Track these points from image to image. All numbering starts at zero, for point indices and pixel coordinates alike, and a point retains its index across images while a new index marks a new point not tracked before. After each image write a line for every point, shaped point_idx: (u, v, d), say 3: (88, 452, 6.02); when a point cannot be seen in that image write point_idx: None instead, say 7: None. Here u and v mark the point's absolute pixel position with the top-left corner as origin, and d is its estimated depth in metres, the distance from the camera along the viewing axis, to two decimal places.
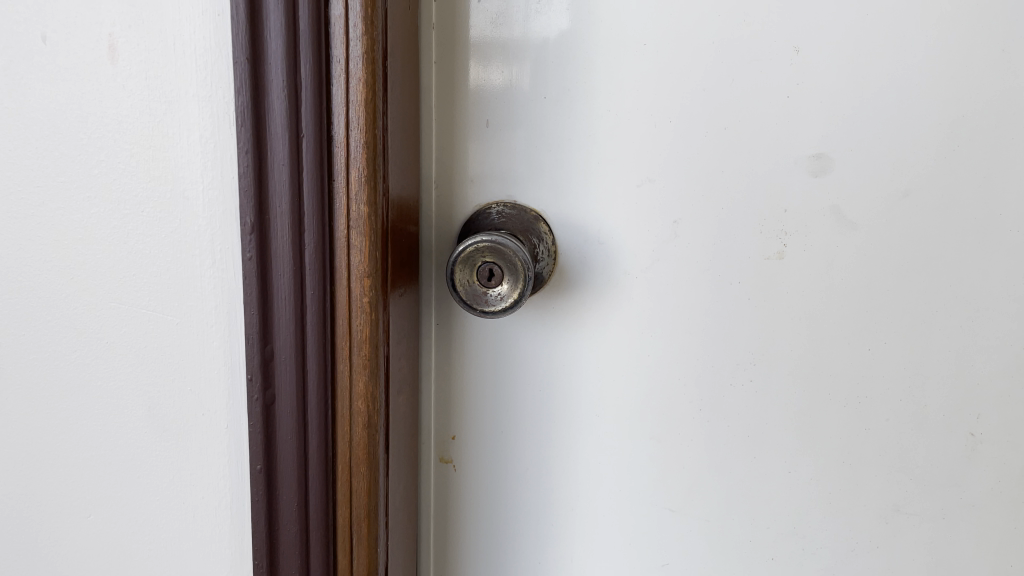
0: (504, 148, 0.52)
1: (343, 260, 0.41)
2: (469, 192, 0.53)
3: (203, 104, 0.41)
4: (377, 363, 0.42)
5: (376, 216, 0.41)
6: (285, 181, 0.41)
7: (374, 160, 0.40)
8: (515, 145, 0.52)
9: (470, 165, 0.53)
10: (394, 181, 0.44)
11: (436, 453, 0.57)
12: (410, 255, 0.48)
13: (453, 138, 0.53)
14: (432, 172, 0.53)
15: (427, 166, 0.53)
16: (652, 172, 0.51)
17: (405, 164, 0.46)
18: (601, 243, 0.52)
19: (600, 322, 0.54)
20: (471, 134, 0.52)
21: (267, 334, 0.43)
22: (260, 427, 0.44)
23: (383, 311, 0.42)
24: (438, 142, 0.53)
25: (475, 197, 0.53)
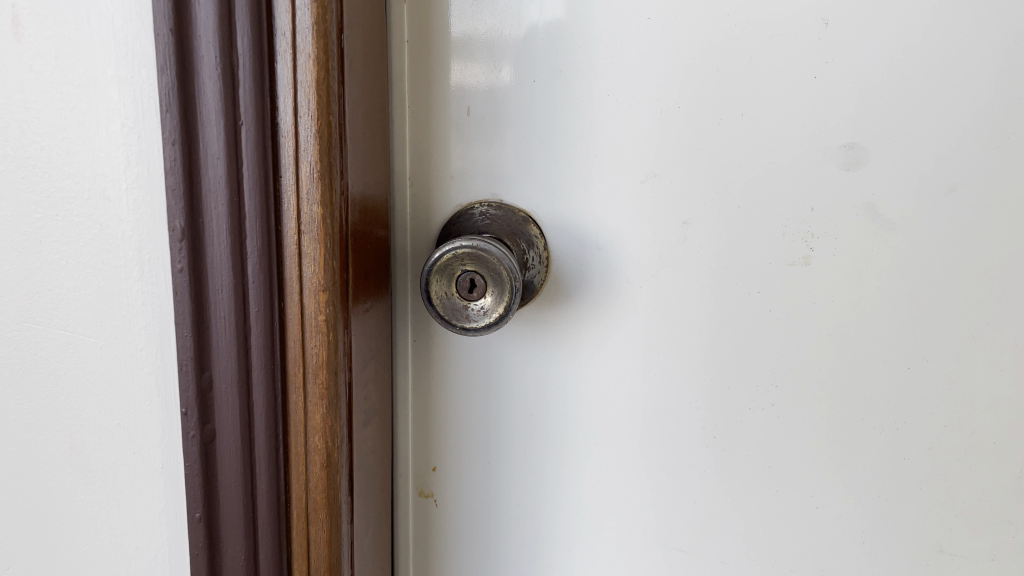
0: (488, 140, 0.45)
1: (294, 271, 0.35)
2: (449, 190, 0.46)
3: (124, 88, 0.35)
4: (336, 389, 0.37)
5: (331, 217, 0.35)
6: (221, 177, 0.34)
7: (328, 152, 0.34)
8: (500, 136, 0.45)
9: (450, 160, 0.46)
10: (357, 177, 0.37)
11: (414, 487, 0.51)
12: (379, 263, 0.42)
13: (430, 130, 0.46)
14: (407, 168, 0.46)
15: (402, 161, 0.46)
16: (659, 166, 0.44)
17: (371, 158, 0.40)
18: (601, 249, 0.46)
19: (601, 339, 0.47)
20: (450, 124, 0.46)
21: (204, 359, 0.36)
22: (199, 469, 0.37)
23: (343, 331, 0.36)
24: (413, 135, 0.46)
25: (456, 195, 0.46)
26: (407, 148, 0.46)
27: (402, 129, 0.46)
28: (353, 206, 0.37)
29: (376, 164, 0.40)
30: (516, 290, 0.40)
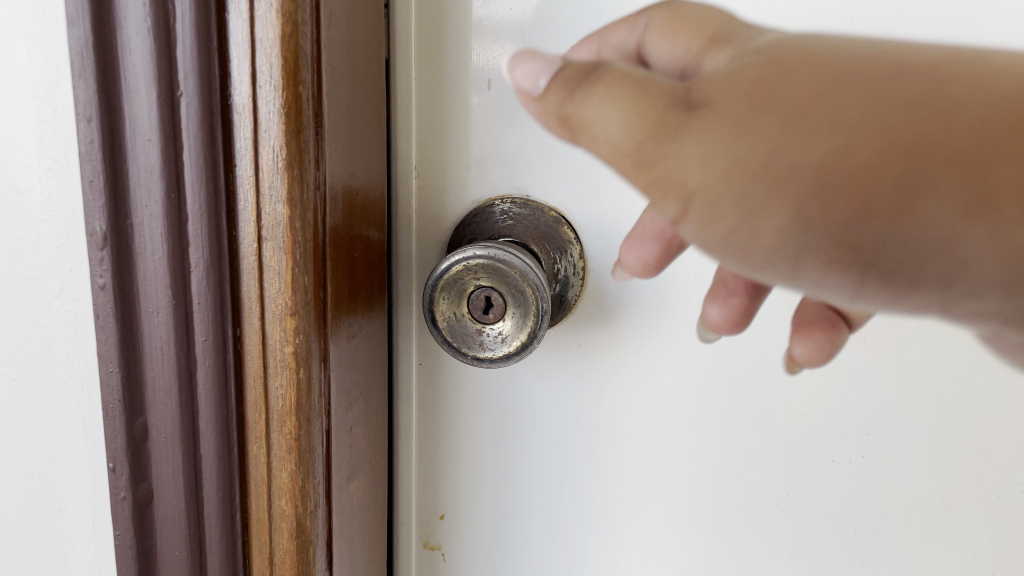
0: (514, 119, 0.36)
1: (252, 291, 0.27)
2: (463, 180, 0.37)
3: (33, 47, 0.27)
4: (309, 437, 0.29)
5: (302, 219, 0.27)
6: (153, 167, 0.26)
7: (298, 136, 0.26)
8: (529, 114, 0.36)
9: (467, 144, 0.37)
10: (341, 165, 0.29)
11: (418, 537, 0.42)
12: (374, 272, 0.33)
13: (443, 107, 0.36)
14: (414, 154, 0.37)
15: (406, 146, 0.37)
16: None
17: (360, 140, 0.31)
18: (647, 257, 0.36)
19: (648, 370, 0.38)
20: (468, 101, 0.36)
21: (135, 400, 0.28)
22: (132, 539, 0.29)
23: (320, 364, 0.29)
24: (419, 112, 0.37)
25: (473, 189, 0.37)
26: (413, 129, 0.37)
27: (404, 107, 0.36)
28: (335, 205, 0.29)
29: (370, 149, 0.32)
30: (545, 313, 0.31)
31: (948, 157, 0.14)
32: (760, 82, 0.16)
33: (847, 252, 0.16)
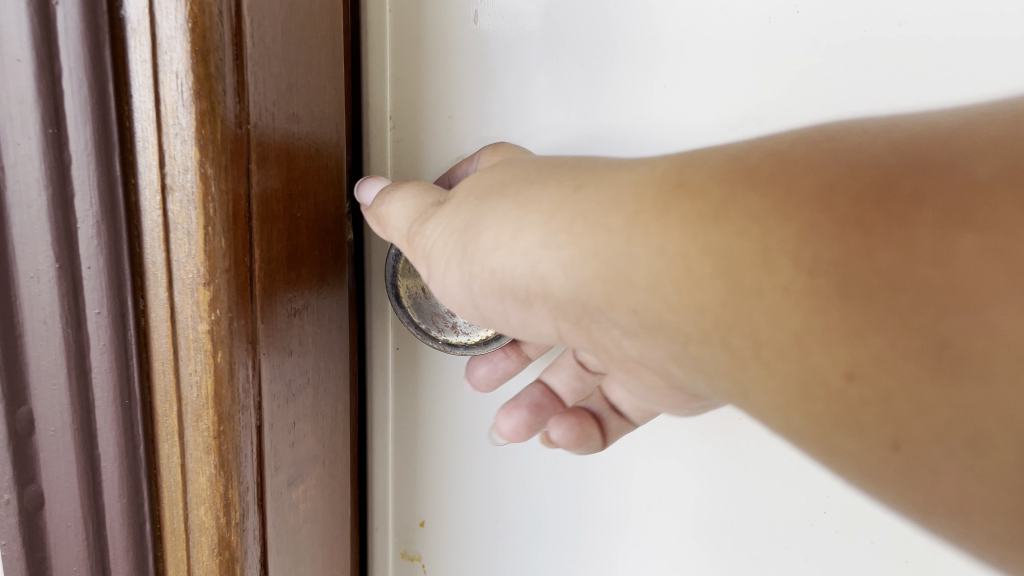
0: (509, 63, 0.32)
1: (157, 254, 0.22)
2: (448, 132, 0.33)
3: None
4: (234, 435, 0.24)
5: (218, 164, 0.22)
6: (26, 95, 0.21)
7: (207, 59, 0.21)
8: (524, 59, 0.31)
9: (456, 92, 0.32)
10: (279, 103, 0.24)
11: (396, 545, 0.37)
12: (327, 237, 0.28)
13: (420, 50, 0.32)
14: (389, 100, 0.33)
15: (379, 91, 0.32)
16: (762, 104, 0.30)
17: (308, 73, 0.25)
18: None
19: None
20: (448, 42, 0.32)
21: (20, 382, 0.23)
22: (24, 551, 0.25)
23: (245, 346, 0.24)
24: (395, 52, 0.32)
25: (459, 145, 0.33)
26: (386, 76, 0.32)
27: (377, 49, 0.32)
28: (268, 151, 0.24)
29: (318, 83, 0.26)
30: None
31: (544, 217, 0.22)
32: (486, 186, 0.24)
33: (488, 278, 0.23)
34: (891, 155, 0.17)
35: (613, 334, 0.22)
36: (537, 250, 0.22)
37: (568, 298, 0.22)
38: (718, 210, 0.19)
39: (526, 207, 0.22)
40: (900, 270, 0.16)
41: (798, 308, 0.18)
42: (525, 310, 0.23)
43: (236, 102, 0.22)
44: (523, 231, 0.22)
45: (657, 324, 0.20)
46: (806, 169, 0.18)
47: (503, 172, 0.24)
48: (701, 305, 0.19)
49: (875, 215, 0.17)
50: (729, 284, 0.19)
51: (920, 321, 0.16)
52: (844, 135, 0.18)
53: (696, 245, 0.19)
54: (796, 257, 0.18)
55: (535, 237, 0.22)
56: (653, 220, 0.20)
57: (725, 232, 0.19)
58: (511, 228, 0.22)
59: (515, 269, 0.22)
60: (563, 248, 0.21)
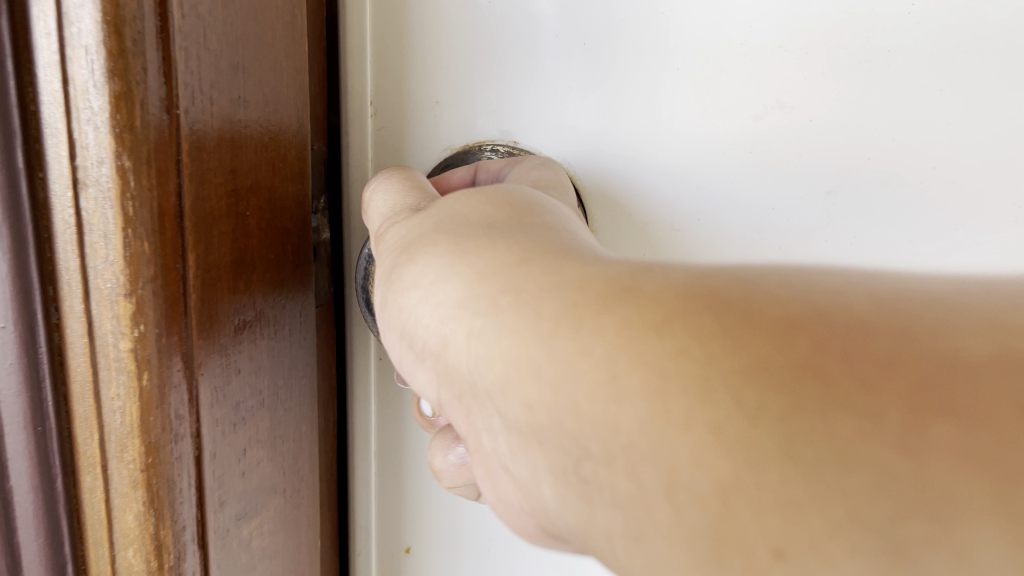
0: (502, 44, 0.30)
1: (71, 261, 0.19)
2: (435, 120, 0.31)
3: None
4: (166, 469, 0.21)
5: (136, 155, 0.19)
6: None
7: (122, 33, 0.18)
8: (518, 42, 0.29)
9: (444, 75, 0.30)
10: (221, 83, 0.21)
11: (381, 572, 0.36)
12: (287, 235, 0.24)
13: (406, 35, 0.30)
14: (369, 88, 0.31)
15: (358, 77, 0.30)
16: (786, 91, 0.28)
17: (264, 49, 0.22)
18: (649, 224, 0.31)
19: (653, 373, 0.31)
20: (435, 28, 0.30)
21: None
22: None
23: (177, 368, 0.20)
24: (373, 36, 0.30)
25: (448, 131, 0.31)
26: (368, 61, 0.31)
27: (358, 32, 0.30)
28: (206, 140, 0.20)
29: (272, 61, 0.23)
30: None
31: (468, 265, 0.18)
32: (441, 222, 0.20)
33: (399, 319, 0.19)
34: (878, 316, 0.12)
35: (496, 436, 0.17)
36: (449, 302, 0.18)
37: (460, 376, 0.18)
38: (664, 323, 0.14)
39: (469, 250, 0.18)
40: (854, 446, 0.11)
41: (719, 449, 0.12)
42: (415, 364, 0.20)
43: (163, 82, 0.19)
44: (450, 279, 0.18)
45: (540, 435, 0.16)
46: (775, 308, 0.13)
47: (483, 207, 0.20)
48: (584, 416, 0.14)
49: (835, 362, 0.12)
50: (651, 408, 0.13)
51: (868, 514, 0.11)
52: (822, 277, 0.14)
53: (627, 358, 0.14)
54: (736, 391, 0.12)
55: (456, 290, 0.18)
56: (580, 318, 0.15)
57: (660, 349, 0.14)
58: (434, 274, 0.19)
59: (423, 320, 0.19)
60: (479, 319, 0.17)
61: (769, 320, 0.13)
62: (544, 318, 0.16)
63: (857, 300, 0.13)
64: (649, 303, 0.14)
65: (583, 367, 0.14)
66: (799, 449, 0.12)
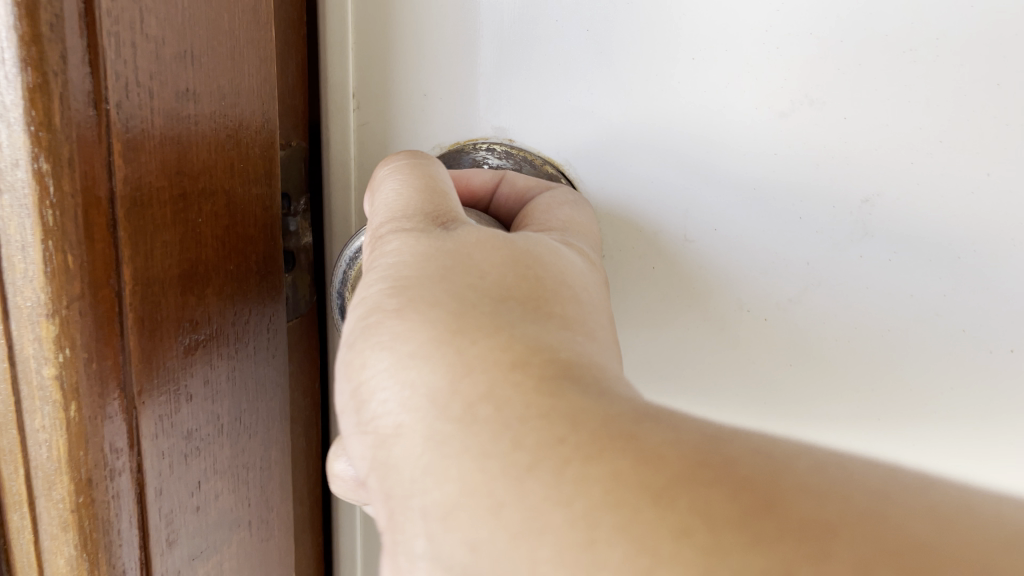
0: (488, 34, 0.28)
1: None
2: (421, 113, 0.30)
3: None
4: (103, 509, 0.18)
5: (54, 156, 0.16)
6: None
7: (38, 20, 0.15)
8: (510, 35, 0.27)
9: (432, 67, 0.29)
10: (164, 73, 0.18)
11: None
12: (251, 243, 0.22)
13: (388, 22, 0.29)
14: (350, 78, 0.30)
15: (338, 67, 0.29)
16: (816, 85, 0.25)
17: (221, 31, 0.20)
18: (659, 233, 0.28)
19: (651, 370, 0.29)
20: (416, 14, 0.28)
21: None
22: None
23: (113, 399, 0.18)
24: (357, 23, 0.29)
25: (436, 128, 0.30)
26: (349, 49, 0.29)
27: (337, 18, 0.29)
28: (148, 139, 0.18)
29: (229, 50, 0.20)
30: None
31: (471, 328, 0.15)
32: (444, 267, 0.17)
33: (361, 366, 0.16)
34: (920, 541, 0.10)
35: (415, 569, 0.15)
36: (423, 391, 0.15)
37: (397, 485, 0.15)
38: (661, 490, 0.12)
39: (471, 330, 0.15)
40: None
41: None
42: (353, 430, 0.16)
43: (88, 73, 0.16)
44: (435, 361, 0.15)
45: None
46: (799, 503, 0.11)
47: (500, 276, 0.18)
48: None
49: None
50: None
51: None
52: (858, 474, 0.12)
53: (611, 524, 0.12)
54: None
55: (435, 378, 0.15)
56: (564, 459, 0.13)
57: (654, 526, 0.12)
58: (425, 334, 0.16)
59: (383, 395, 0.15)
60: (473, 412, 0.14)
61: (792, 522, 0.11)
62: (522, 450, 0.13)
63: (893, 509, 0.11)
64: (649, 458, 0.12)
65: (559, 520, 0.12)
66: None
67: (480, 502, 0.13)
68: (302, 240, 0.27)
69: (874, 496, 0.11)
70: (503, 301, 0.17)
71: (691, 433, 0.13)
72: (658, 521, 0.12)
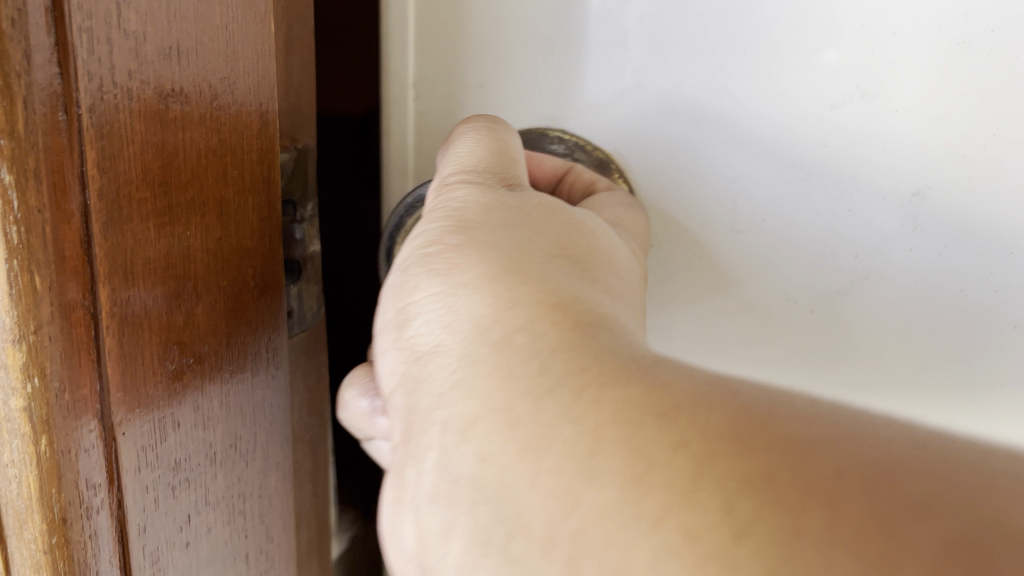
0: (546, 27, 0.30)
1: None
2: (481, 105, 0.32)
3: None
4: (79, 552, 0.17)
5: (18, 166, 0.14)
6: None
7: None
8: (571, 33, 0.30)
9: (478, 59, 0.32)
10: (145, 72, 0.16)
11: None
12: (255, 248, 0.20)
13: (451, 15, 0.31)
14: (409, 66, 0.33)
15: (399, 57, 0.32)
16: (867, 78, 0.27)
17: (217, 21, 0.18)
18: (707, 224, 0.31)
19: (701, 327, 0.32)
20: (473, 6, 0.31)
21: None
22: None
23: (89, 427, 0.16)
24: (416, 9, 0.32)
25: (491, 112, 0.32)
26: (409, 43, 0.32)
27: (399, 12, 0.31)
28: (128, 144, 0.16)
29: (220, 41, 0.18)
30: None
31: (520, 270, 0.19)
32: (498, 220, 0.21)
33: (414, 283, 0.20)
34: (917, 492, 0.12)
35: (419, 476, 0.18)
36: (466, 317, 0.18)
37: (425, 394, 0.18)
38: (666, 412, 0.15)
39: (515, 272, 0.19)
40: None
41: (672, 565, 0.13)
42: (389, 346, 0.20)
43: (56, 72, 0.15)
44: (480, 293, 0.18)
45: (477, 491, 0.16)
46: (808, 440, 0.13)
47: (546, 237, 0.21)
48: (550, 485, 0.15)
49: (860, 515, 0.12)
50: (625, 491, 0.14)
51: None
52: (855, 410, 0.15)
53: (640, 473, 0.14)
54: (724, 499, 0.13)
55: (477, 306, 0.18)
56: (583, 385, 0.16)
57: (657, 437, 0.14)
58: (478, 268, 0.19)
59: (427, 316, 0.19)
60: (513, 332, 0.17)
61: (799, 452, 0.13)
62: (548, 374, 0.16)
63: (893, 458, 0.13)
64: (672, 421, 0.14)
65: (603, 469, 0.14)
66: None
67: (500, 416, 0.16)
68: (309, 247, 0.25)
69: (840, 421, 0.14)
70: (544, 256, 0.20)
71: (712, 379, 0.16)
72: (676, 453, 0.14)
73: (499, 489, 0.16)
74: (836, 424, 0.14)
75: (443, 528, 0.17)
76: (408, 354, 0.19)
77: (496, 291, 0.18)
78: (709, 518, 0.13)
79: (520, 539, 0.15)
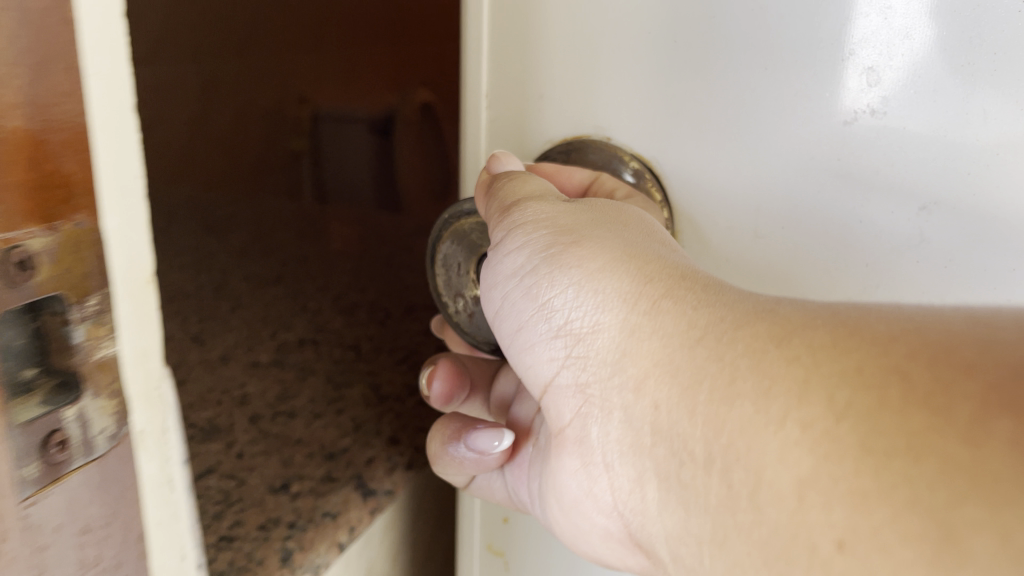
0: (568, 47, 0.36)
1: None
2: (536, 115, 0.38)
3: None
4: None
5: None
6: None
7: None
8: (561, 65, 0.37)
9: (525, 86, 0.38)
10: None
11: (482, 538, 0.43)
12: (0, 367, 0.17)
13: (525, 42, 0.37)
14: (484, 85, 0.38)
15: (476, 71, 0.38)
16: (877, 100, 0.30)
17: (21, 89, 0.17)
18: (734, 225, 0.35)
19: (740, 270, 0.36)
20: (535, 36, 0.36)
21: None
22: None
23: None
24: (491, 38, 0.37)
25: (548, 126, 0.38)
26: (482, 56, 0.38)
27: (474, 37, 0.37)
28: None
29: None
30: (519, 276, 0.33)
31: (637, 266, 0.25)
32: (592, 219, 0.28)
33: (552, 276, 0.27)
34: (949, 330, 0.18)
35: (609, 434, 0.25)
36: (610, 298, 0.25)
37: (598, 362, 0.26)
38: (781, 339, 0.21)
39: (634, 256, 0.26)
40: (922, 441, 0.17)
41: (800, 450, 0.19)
42: (548, 333, 0.28)
43: None
44: (616, 274, 0.25)
45: (657, 432, 0.23)
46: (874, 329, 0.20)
47: (634, 227, 0.28)
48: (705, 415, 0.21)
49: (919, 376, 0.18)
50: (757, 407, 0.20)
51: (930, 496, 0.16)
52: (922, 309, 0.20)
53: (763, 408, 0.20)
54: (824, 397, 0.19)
55: (617, 284, 0.25)
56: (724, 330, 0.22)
57: (777, 357, 0.21)
58: (602, 259, 0.26)
59: (571, 306, 0.26)
60: (645, 308, 0.24)
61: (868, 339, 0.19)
62: (696, 327, 0.23)
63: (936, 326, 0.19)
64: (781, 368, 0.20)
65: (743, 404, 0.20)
66: (871, 443, 0.17)
67: (664, 372, 0.23)
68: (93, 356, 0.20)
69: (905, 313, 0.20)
70: (639, 237, 0.27)
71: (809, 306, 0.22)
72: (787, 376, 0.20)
73: (666, 427, 0.23)
74: (909, 315, 0.20)
75: (635, 474, 0.25)
76: (569, 329, 0.27)
77: (625, 274, 0.25)
78: (818, 411, 0.19)
79: (688, 467, 0.22)
